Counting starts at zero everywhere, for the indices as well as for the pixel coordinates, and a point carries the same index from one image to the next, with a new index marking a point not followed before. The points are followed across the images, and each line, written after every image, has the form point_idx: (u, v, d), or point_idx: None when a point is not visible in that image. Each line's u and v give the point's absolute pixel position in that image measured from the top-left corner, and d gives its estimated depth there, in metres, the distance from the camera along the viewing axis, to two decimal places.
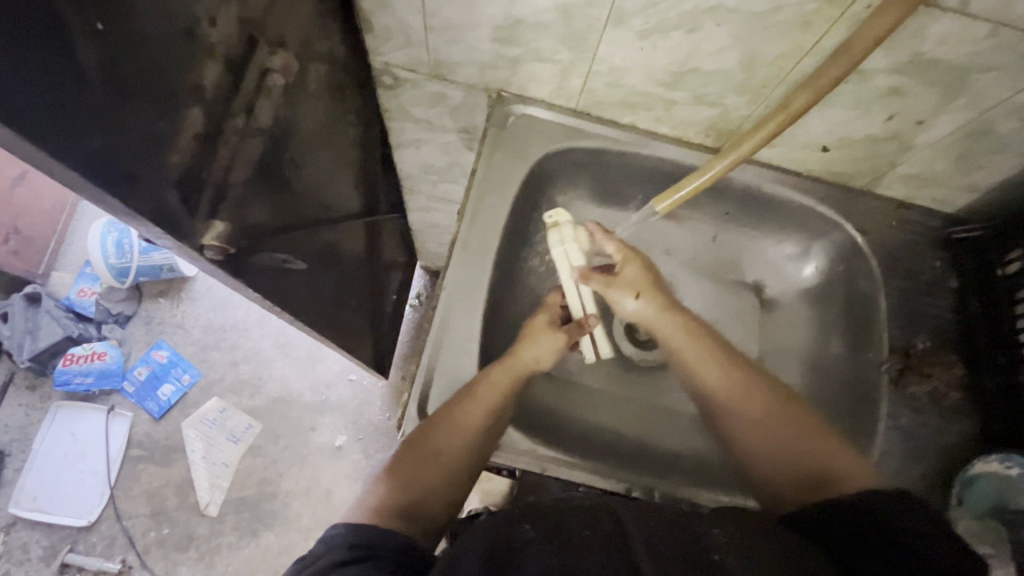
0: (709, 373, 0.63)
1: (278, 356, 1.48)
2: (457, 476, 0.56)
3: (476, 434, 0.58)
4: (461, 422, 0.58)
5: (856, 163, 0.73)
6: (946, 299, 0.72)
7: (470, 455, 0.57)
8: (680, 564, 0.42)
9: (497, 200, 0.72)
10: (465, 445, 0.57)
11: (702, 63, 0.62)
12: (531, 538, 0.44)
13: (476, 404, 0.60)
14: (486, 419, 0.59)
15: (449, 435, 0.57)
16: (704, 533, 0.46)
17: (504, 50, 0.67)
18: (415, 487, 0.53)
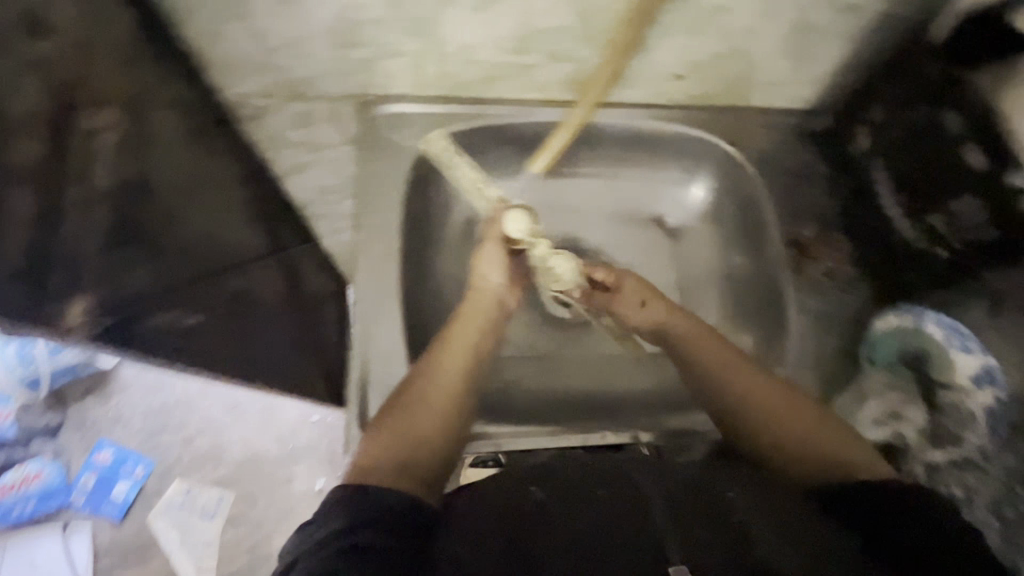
0: (734, 379, 0.61)
1: (232, 419, 1.37)
2: (451, 427, 0.56)
3: (463, 381, 0.58)
4: (444, 372, 0.58)
5: (715, 84, 0.74)
6: (822, 186, 0.76)
7: (460, 402, 0.57)
8: (703, 519, 0.45)
9: (388, 203, 0.70)
10: (454, 393, 0.57)
11: (540, 22, 0.62)
12: (544, 499, 0.47)
13: (456, 351, 0.60)
14: (468, 365, 0.60)
15: (429, 387, 0.57)
16: (727, 497, 0.48)
17: (350, 54, 0.65)
18: (405, 443, 0.52)
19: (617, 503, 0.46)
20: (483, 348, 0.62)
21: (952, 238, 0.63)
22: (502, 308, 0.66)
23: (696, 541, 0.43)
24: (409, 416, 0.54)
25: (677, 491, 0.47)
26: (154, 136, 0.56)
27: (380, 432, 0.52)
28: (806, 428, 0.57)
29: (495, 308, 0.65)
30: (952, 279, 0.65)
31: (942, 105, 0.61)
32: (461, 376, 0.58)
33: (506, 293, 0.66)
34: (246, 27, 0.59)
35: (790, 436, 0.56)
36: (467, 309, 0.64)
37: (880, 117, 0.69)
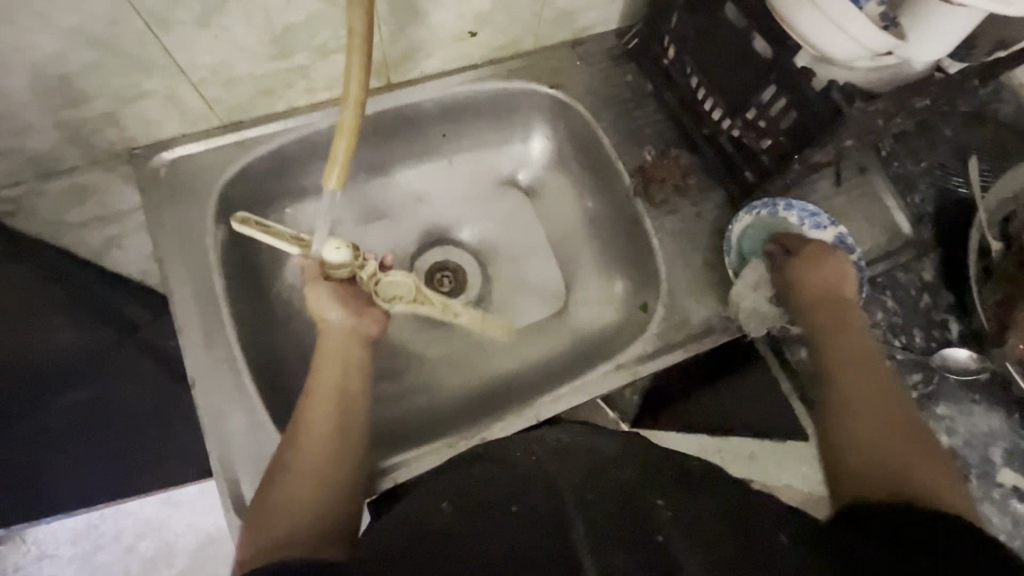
0: (856, 357, 0.55)
1: (170, 511, 1.20)
2: (334, 472, 0.51)
3: (332, 423, 0.53)
4: (308, 419, 0.53)
5: (513, 30, 0.69)
6: (652, 106, 0.74)
7: (337, 446, 0.52)
8: (612, 514, 0.39)
9: (200, 260, 0.62)
10: (324, 438, 0.52)
11: (287, 20, 0.54)
12: (451, 513, 0.42)
13: (319, 394, 0.55)
14: (336, 403, 0.54)
15: (296, 446, 0.52)
16: (653, 510, 0.40)
17: (83, 112, 0.55)
18: (278, 510, 0.47)
19: (522, 481, 0.44)
20: (350, 379, 0.57)
21: (769, 130, 0.60)
22: (364, 331, 0.62)
23: (595, 514, 0.39)
24: (282, 482, 0.49)
25: (579, 472, 0.44)
26: None
27: (252, 511, 0.48)
28: (912, 456, 0.48)
29: (351, 334, 0.60)
30: (779, 170, 0.62)
31: (720, 1, 0.57)
32: (329, 420, 0.53)
33: (358, 315, 0.62)
34: None
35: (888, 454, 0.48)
36: (324, 345, 0.59)
37: (677, 22, 0.65)
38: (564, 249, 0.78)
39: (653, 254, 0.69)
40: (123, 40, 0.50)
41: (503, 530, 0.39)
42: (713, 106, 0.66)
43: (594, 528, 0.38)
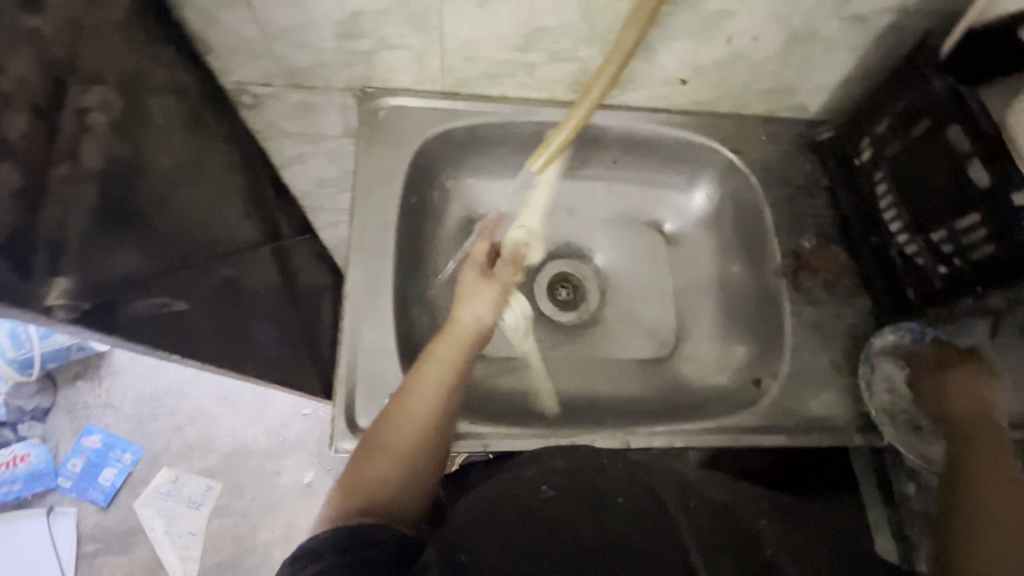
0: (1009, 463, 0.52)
1: (222, 409, 1.39)
2: (416, 463, 0.52)
3: (434, 415, 0.54)
4: (410, 403, 0.54)
5: (717, 90, 0.73)
6: (822, 198, 0.75)
7: (425, 439, 0.53)
8: (712, 516, 0.45)
9: (384, 197, 0.69)
10: (424, 425, 0.53)
11: (545, 21, 0.61)
12: (555, 498, 0.45)
13: (428, 382, 0.55)
14: (437, 399, 0.55)
15: (389, 426, 0.53)
16: (756, 529, 0.46)
17: (352, 46, 0.64)
18: (375, 477, 0.50)
19: (615, 480, 0.47)
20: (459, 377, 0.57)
21: (954, 255, 0.59)
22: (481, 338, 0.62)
23: (700, 523, 0.44)
24: (382, 454, 0.51)
25: (669, 480, 0.48)
26: (144, 120, 0.55)
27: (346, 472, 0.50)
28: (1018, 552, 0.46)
29: (469, 338, 0.61)
30: (954, 295, 0.60)
31: (945, 119, 0.57)
32: (426, 413, 0.53)
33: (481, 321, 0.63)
34: (244, 13, 0.58)
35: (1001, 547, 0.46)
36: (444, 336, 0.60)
37: (884, 128, 0.66)
38: (687, 302, 0.79)
39: (785, 336, 0.69)
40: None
41: (605, 532, 0.42)
42: (895, 218, 0.66)
43: (703, 545, 0.42)
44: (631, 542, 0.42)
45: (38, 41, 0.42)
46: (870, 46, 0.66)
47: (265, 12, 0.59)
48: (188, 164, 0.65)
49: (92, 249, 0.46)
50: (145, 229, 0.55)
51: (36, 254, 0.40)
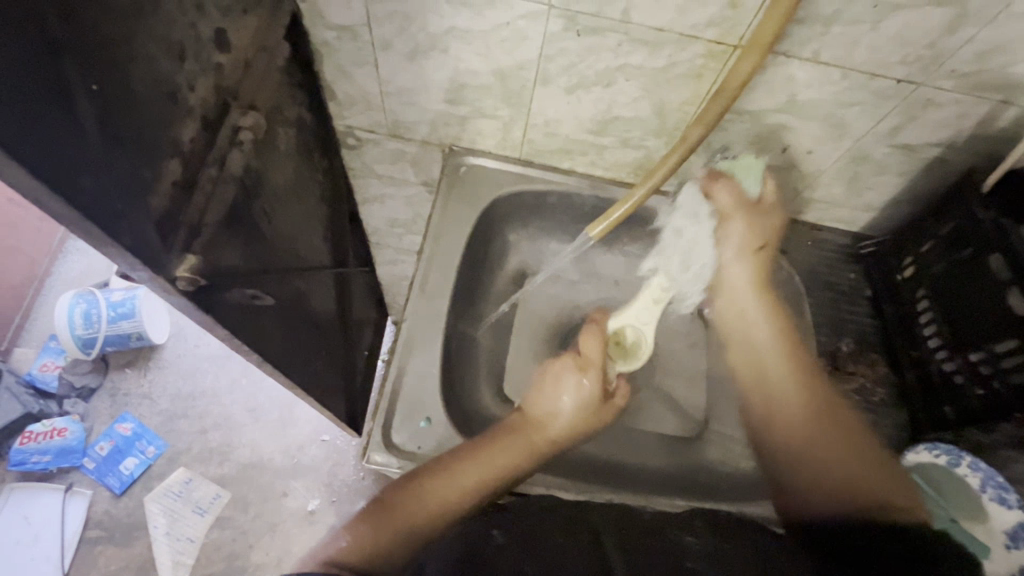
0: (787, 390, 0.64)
1: (247, 420, 1.43)
2: (429, 538, 0.52)
3: (467, 492, 0.55)
4: (442, 486, 0.54)
5: (769, 192, 0.79)
6: (863, 306, 0.78)
7: (443, 526, 0.53)
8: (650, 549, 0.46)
9: (453, 240, 0.77)
10: (456, 495, 0.54)
11: (621, 112, 0.70)
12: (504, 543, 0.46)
13: (481, 462, 0.56)
14: (478, 492, 0.55)
15: (414, 500, 0.53)
16: (680, 541, 0.47)
17: (452, 110, 0.74)
18: (388, 524, 0.51)
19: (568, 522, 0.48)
20: (512, 471, 0.58)
21: (992, 377, 0.60)
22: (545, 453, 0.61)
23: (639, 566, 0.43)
24: (407, 505, 0.53)
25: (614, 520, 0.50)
26: (272, 143, 0.66)
27: (367, 512, 0.52)
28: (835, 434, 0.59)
29: (539, 450, 0.60)
30: (990, 419, 0.61)
31: (985, 247, 0.61)
32: (457, 505, 0.54)
33: (566, 436, 0.63)
34: (372, 73, 0.70)
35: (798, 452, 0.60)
36: (509, 435, 0.60)
37: (927, 248, 0.70)
38: (718, 390, 0.81)
39: None
40: (515, 82, 0.68)
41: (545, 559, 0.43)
42: (933, 333, 0.68)
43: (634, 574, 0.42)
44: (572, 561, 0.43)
45: (218, 71, 0.53)
46: (917, 174, 0.71)
47: (387, 76, 0.70)
48: (292, 187, 0.75)
49: (214, 240, 0.54)
50: (250, 233, 0.63)
51: (175, 235, 0.48)
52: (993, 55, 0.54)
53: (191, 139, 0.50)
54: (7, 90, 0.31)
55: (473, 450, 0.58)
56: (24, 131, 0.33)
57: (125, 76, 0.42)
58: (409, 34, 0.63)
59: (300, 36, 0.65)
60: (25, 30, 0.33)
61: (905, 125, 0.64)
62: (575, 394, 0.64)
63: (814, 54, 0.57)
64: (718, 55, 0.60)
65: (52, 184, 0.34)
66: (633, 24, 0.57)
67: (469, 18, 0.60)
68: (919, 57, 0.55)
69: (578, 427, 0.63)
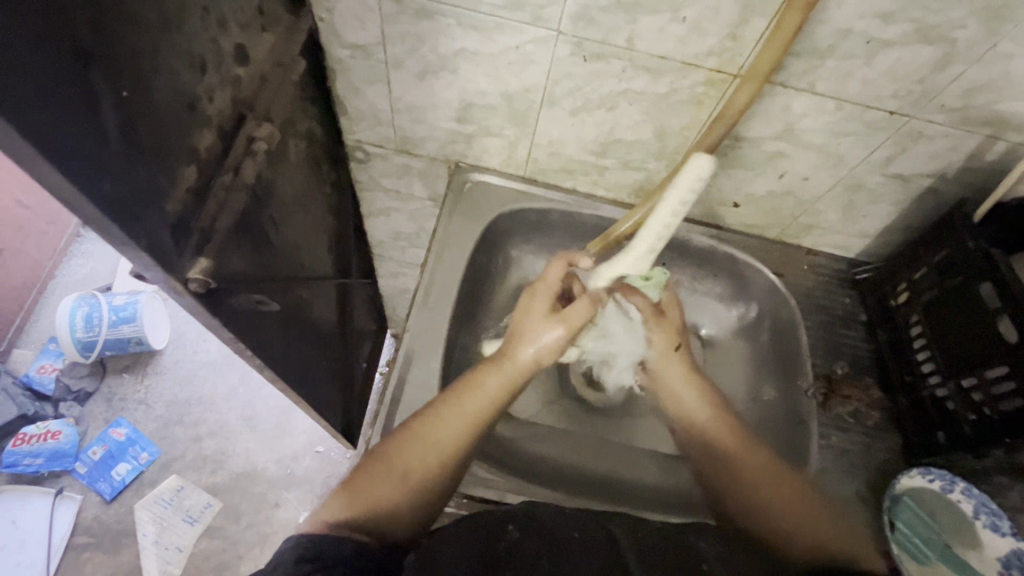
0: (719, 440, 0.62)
1: (243, 429, 1.43)
2: (425, 488, 0.52)
3: (457, 432, 0.55)
4: (435, 428, 0.55)
5: (765, 216, 0.81)
6: (857, 330, 0.79)
7: (445, 465, 0.54)
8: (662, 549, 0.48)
9: (455, 254, 0.79)
10: (447, 434, 0.54)
11: (622, 135, 0.72)
12: (518, 538, 0.46)
13: (467, 397, 0.57)
14: (467, 428, 0.55)
15: (410, 446, 0.53)
16: (694, 545, 0.49)
17: (460, 128, 0.77)
18: (382, 482, 0.51)
19: (580, 521, 0.50)
20: (491, 398, 0.58)
21: (984, 403, 0.61)
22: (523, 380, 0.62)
23: (652, 563, 0.45)
24: (399, 457, 0.53)
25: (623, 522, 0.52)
26: (283, 155, 0.68)
27: (359, 475, 0.52)
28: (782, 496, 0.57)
29: (514, 372, 0.61)
30: (983, 445, 0.62)
31: (975, 276, 0.63)
32: (454, 439, 0.54)
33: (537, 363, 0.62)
34: (383, 91, 0.72)
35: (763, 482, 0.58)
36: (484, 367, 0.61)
37: (920, 276, 0.71)
38: None
39: (810, 456, 0.70)
40: (521, 102, 0.70)
41: (557, 553, 0.45)
42: (927, 359, 0.69)
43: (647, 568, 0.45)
44: (591, 551, 0.45)
45: (235, 85, 0.56)
46: (910, 203, 0.73)
47: (397, 93, 0.72)
48: (301, 197, 0.77)
49: (225, 245, 0.55)
50: (259, 241, 0.65)
51: (189, 240, 0.49)
52: (980, 91, 0.56)
53: (207, 148, 0.52)
54: (42, 95, 0.33)
55: (457, 386, 0.59)
56: (57, 134, 0.34)
57: (149, 88, 0.44)
58: (420, 55, 0.66)
59: (315, 53, 0.68)
60: (61, 40, 0.35)
61: (897, 156, 0.66)
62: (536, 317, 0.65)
63: (810, 85, 0.59)
64: (717, 84, 0.62)
65: (78, 184, 0.36)
66: (637, 52, 0.60)
67: (479, 41, 0.63)
68: (911, 90, 0.58)
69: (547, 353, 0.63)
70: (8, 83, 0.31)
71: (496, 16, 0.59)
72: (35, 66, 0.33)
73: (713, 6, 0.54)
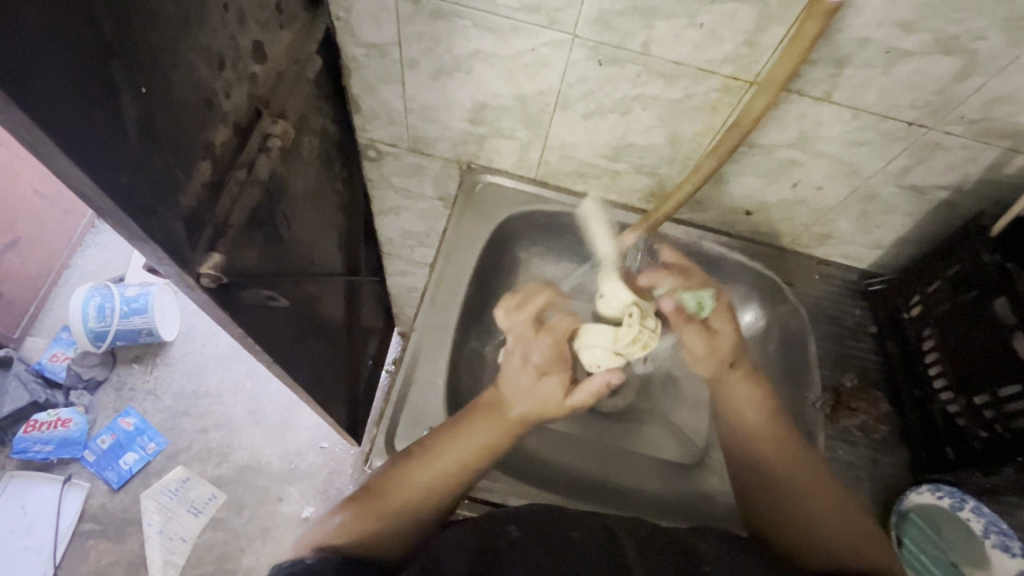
0: (761, 428, 0.64)
1: (249, 423, 1.44)
2: (416, 524, 0.53)
3: (452, 470, 0.55)
4: (431, 465, 0.55)
5: (777, 224, 0.81)
6: (868, 342, 0.78)
7: (432, 504, 0.54)
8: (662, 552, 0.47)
9: (464, 254, 0.79)
10: (443, 472, 0.55)
11: (635, 139, 0.72)
12: (517, 540, 0.46)
13: (468, 440, 0.57)
14: (463, 469, 0.56)
15: (400, 483, 0.54)
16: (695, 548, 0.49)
17: (473, 129, 0.77)
18: (376, 513, 0.52)
19: (583, 524, 0.49)
20: (492, 443, 0.57)
21: (995, 421, 0.60)
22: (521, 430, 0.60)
23: (654, 567, 0.45)
24: (394, 491, 0.53)
25: (627, 525, 0.51)
26: (297, 152, 0.68)
27: (352, 503, 0.53)
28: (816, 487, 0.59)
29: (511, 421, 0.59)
30: (989, 463, 0.60)
31: (991, 291, 0.61)
32: (440, 485, 0.55)
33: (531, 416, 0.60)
34: (397, 91, 0.73)
35: (802, 491, 0.59)
36: (482, 414, 0.59)
37: (934, 289, 0.70)
38: None
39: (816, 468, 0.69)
40: (534, 104, 0.70)
41: (558, 557, 0.44)
42: (939, 374, 0.68)
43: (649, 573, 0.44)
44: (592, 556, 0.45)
45: (251, 82, 0.56)
46: (925, 214, 0.72)
47: (411, 93, 0.73)
48: (313, 195, 0.77)
49: (237, 240, 0.56)
50: (270, 236, 0.65)
51: (201, 233, 0.50)
52: (1001, 103, 0.55)
53: (221, 143, 0.53)
54: (61, 87, 0.34)
55: (458, 424, 0.58)
56: (74, 125, 0.35)
57: (168, 83, 0.44)
58: (435, 55, 0.66)
59: (331, 51, 0.68)
60: (85, 36, 0.35)
61: (914, 167, 0.65)
62: (530, 378, 0.61)
63: (826, 94, 0.59)
64: (732, 91, 0.62)
65: (94, 177, 0.36)
66: (651, 57, 0.60)
67: (494, 43, 0.63)
68: (929, 101, 0.57)
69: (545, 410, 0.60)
70: (27, 76, 0.31)
71: (512, 18, 0.59)
72: (57, 60, 0.33)
73: (729, 11, 0.53)
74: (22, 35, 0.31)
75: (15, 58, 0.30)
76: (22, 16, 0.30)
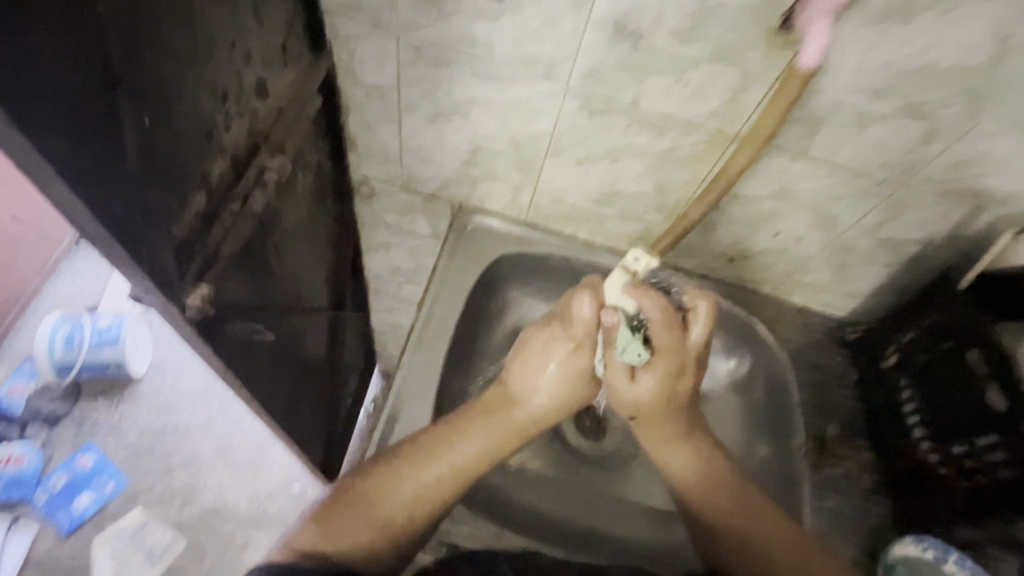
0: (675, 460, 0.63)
1: (216, 462, 1.37)
2: (396, 535, 0.55)
3: (440, 479, 0.57)
4: (418, 473, 0.57)
5: (760, 272, 0.83)
6: (849, 390, 0.80)
7: (416, 516, 0.56)
8: None
9: (453, 293, 0.79)
10: (432, 481, 0.57)
11: (624, 186, 0.74)
12: None
13: (463, 447, 0.58)
14: (451, 478, 0.57)
15: (386, 489, 0.56)
16: None
17: (467, 170, 0.79)
18: (358, 519, 0.54)
19: None
20: (484, 446, 0.59)
21: (977, 471, 0.61)
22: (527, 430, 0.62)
23: None
24: (379, 500, 0.55)
25: None
26: (292, 186, 0.69)
27: (335, 508, 0.55)
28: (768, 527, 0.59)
29: (512, 423, 0.61)
30: (980, 511, 0.62)
31: (966, 342, 0.64)
32: (433, 496, 0.57)
33: (546, 413, 0.62)
34: (394, 131, 0.75)
35: (749, 527, 0.59)
36: (482, 413, 0.61)
37: (909, 338, 0.72)
38: None
39: (803, 518, 0.70)
40: (527, 150, 0.73)
41: None
42: (918, 423, 0.69)
43: None
44: None
45: (252, 116, 0.57)
46: (899, 267, 0.75)
47: (408, 133, 0.74)
48: (304, 230, 0.77)
49: (226, 272, 0.55)
50: (260, 268, 0.65)
51: (190, 264, 0.49)
52: (966, 164, 0.59)
53: (218, 175, 0.53)
54: (68, 115, 0.34)
55: (452, 428, 0.60)
56: (76, 152, 0.35)
57: (171, 115, 0.45)
58: (434, 99, 0.68)
59: (331, 91, 0.70)
60: (96, 67, 0.36)
61: (888, 222, 0.69)
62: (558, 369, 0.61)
63: (804, 150, 0.62)
64: (717, 144, 0.65)
65: (90, 204, 0.36)
66: (642, 110, 0.63)
67: (492, 90, 0.65)
68: (900, 161, 0.61)
69: (564, 401, 0.62)
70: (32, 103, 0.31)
71: (509, 69, 0.62)
72: (66, 88, 0.33)
73: (715, 71, 0.57)
74: (36, 64, 0.31)
75: (26, 84, 0.30)
76: (36, 44, 0.31)
